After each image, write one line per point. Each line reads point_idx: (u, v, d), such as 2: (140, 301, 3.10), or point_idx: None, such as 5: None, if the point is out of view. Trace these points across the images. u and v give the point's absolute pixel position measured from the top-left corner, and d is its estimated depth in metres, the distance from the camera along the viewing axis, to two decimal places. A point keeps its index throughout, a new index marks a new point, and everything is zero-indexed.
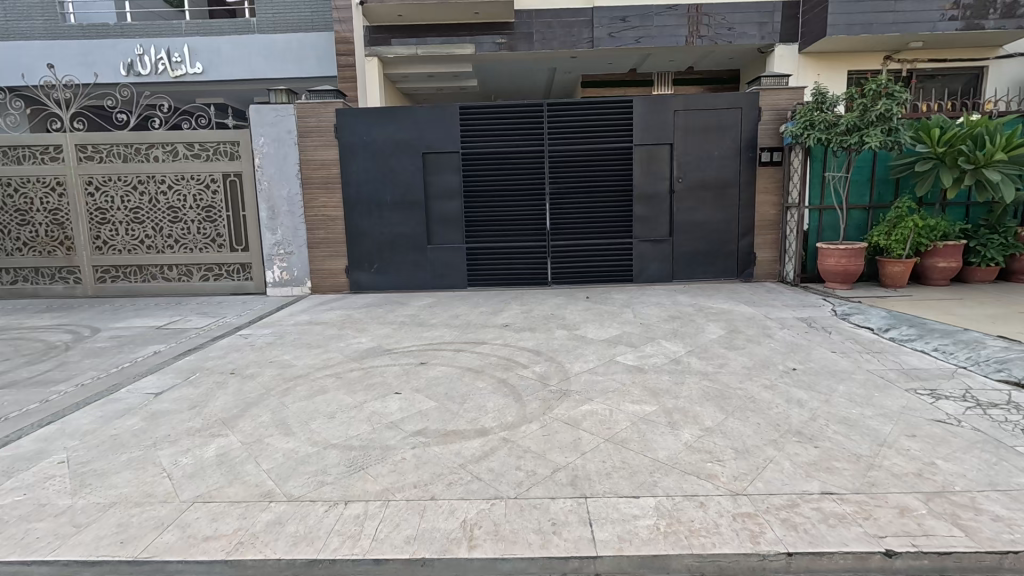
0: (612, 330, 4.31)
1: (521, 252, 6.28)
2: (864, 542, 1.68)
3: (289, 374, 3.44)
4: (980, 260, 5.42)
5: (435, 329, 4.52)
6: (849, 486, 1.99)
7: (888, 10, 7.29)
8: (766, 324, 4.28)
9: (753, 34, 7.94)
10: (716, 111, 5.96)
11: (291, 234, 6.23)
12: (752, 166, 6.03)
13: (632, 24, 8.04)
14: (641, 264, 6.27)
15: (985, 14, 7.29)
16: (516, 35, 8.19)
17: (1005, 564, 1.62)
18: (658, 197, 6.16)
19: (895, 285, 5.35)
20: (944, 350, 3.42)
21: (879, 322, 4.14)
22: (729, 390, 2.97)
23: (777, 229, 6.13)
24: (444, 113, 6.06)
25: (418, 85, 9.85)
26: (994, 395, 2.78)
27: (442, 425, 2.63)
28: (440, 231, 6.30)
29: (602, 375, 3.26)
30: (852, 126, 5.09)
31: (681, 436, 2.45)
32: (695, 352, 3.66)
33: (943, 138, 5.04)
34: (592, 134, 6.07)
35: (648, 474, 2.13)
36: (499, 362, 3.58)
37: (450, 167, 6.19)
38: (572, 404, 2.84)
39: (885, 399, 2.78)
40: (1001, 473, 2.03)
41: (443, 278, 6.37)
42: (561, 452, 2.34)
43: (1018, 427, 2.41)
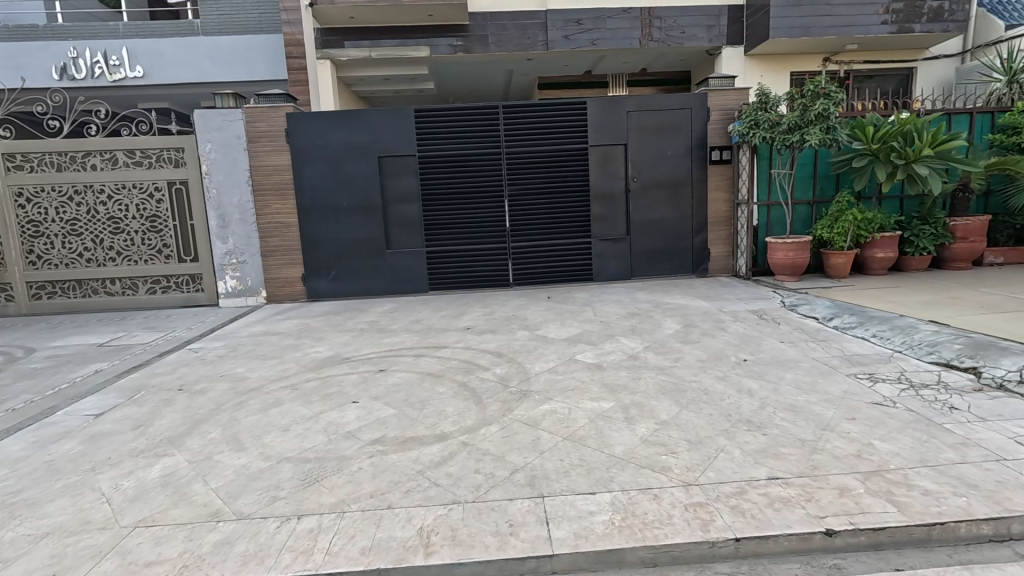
0: (573, 329, 4.36)
1: (482, 254, 6.27)
2: (806, 523, 1.76)
3: (241, 388, 3.33)
4: (914, 250, 5.75)
5: (395, 335, 4.46)
6: (794, 470, 2.08)
7: (826, 14, 7.65)
8: (720, 318, 4.42)
9: (701, 36, 8.21)
10: (668, 111, 6.12)
11: (242, 243, 6.02)
12: (704, 165, 6.22)
13: (586, 26, 8.17)
14: (600, 263, 6.37)
15: (914, 18, 7.74)
16: (471, 38, 8.18)
17: (932, 536, 1.72)
18: (615, 197, 6.27)
19: (838, 276, 5.63)
20: (882, 336, 3.62)
21: (824, 311, 4.33)
22: (684, 383, 3.06)
23: (728, 225, 6.34)
24: (400, 116, 6.00)
25: (374, 88, 9.71)
26: (925, 376, 2.96)
27: (401, 432, 2.61)
28: (399, 235, 6.22)
29: (561, 375, 3.29)
30: (794, 125, 5.32)
31: (637, 431, 2.49)
32: (651, 348, 3.75)
33: (877, 135, 5.33)
34: (548, 135, 6.12)
35: (605, 470, 2.16)
36: (460, 366, 3.57)
37: (408, 171, 6.12)
38: (532, 405, 2.86)
39: (829, 385, 2.91)
40: (930, 450, 2.16)
41: (404, 283, 6.29)
42: (520, 453, 2.35)
43: (946, 405, 2.57)
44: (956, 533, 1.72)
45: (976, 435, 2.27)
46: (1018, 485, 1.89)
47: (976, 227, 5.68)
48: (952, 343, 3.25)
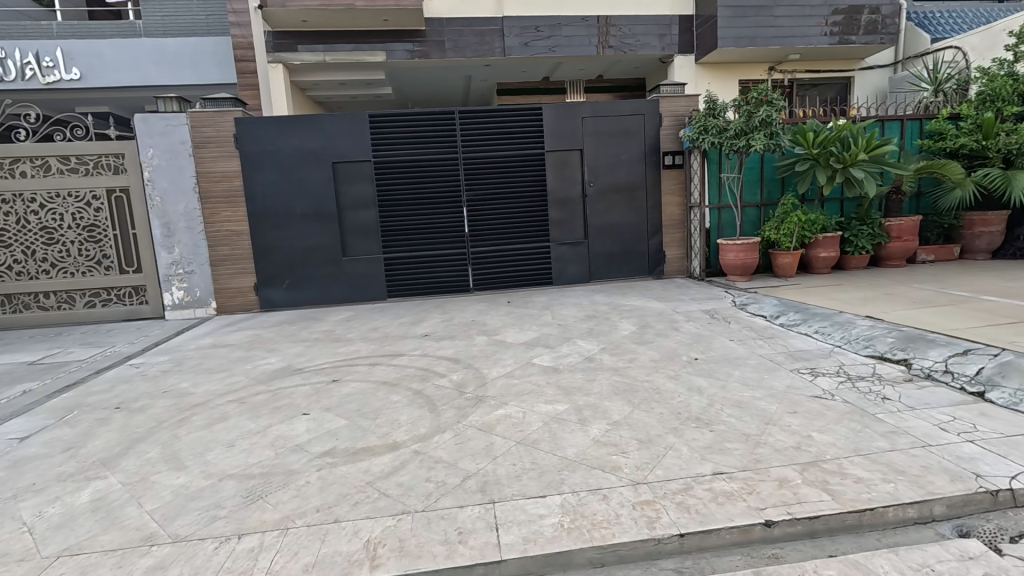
0: (532, 333, 4.38)
1: (440, 259, 6.23)
2: (747, 516, 1.81)
3: (185, 404, 3.19)
4: (854, 249, 6.06)
5: (351, 344, 4.37)
6: (738, 464, 2.14)
7: (770, 25, 7.99)
8: (674, 318, 4.53)
9: (654, 44, 8.46)
10: (622, 117, 6.26)
11: (189, 252, 5.78)
12: (657, 169, 6.39)
13: (543, 33, 8.26)
14: (560, 266, 6.43)
15: (852, 31, 8.17)
16: (428, 43, 8.14)
17: (864, 521, 1.80)
18: (573, 201, 6.36)
19: (786, 275, 5.87)
20: (823, 331, 3.79)
21: (771, 309, 4.51)
22: (637, 383, 3.11)
23: (682, 228, 6.52)
24: (354, 121, 5.91)
25: (330, 93, 9.53)
26: (862, 368, 3.11)
27: (353, 443, 2.54)
28: (355, 242, 6.12)
29: (517, 379, 3.30)
30: (740, 130, 5.53)
31: (590, 432, 2.52)
32: (607, 349, 3.80)
33: (817, 140, 5.58)
34: (505, 140, 6.16)
35: (557, 472, 2.17)
36: (415, 374, 3.52)
37: (363, 177, 6.03)
38: (487, 410, 2.85)
39: (773, 380, 3.03)
40: (864, 440, 2.26)
41: (362, 290, 6.19)
42: (473, 459, 2.33)
43: (879, 396, 2.71)
44: (885, 518, 1.81)
45: (904, 423, 2.40)
46: (940, 469, 2.00)
47: (909, 227, 6.02)
48: (886, 337, 3.43)
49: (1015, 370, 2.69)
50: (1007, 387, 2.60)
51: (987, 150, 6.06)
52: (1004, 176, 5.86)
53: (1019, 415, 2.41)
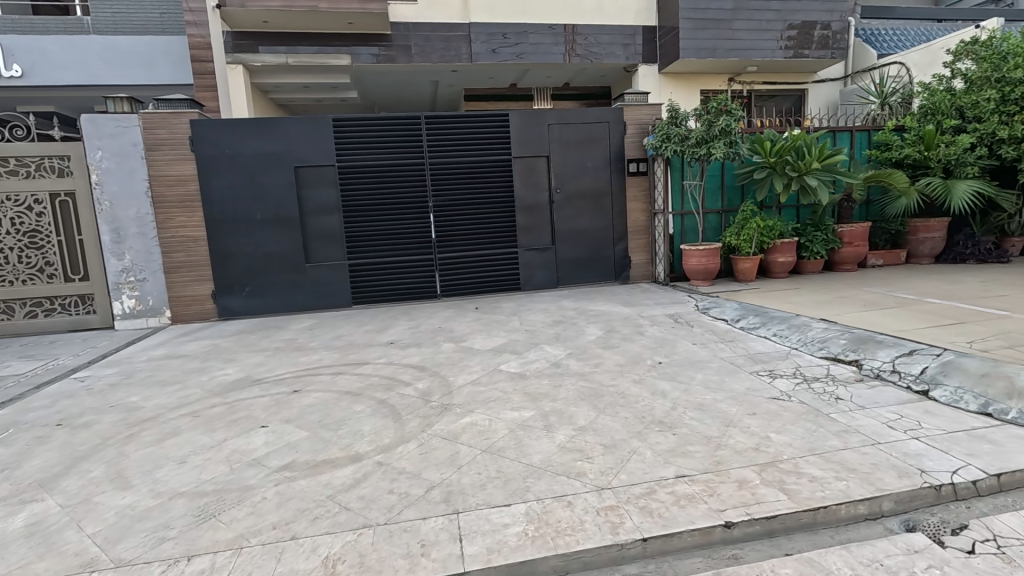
0: (499, 339, 4.37)
1: (407, 265, 6.15)
2: (708, 517, 1.84)
3: (134, 419, 3.03)
4: (810, 254, 6.30)
5: (314, 353, 4.26)
6: (699, 466, 2.18)
7: (729, 37, 8.24)
8: (639, 322, 4.59)
9: (619, 53, 8.63)
10: (588, 124, 6.34)
11: (141, 258, 5.53)
12: (622, 177, 6.50)
13: (511, 40, 8.31)
14: (528, 272, 6.45)
15: (806, 45, 8.52)
16: (394, 47, 8.07)
17: (818, 519, 1.85)
18: (539, 207, 6.39)
19: (746, 279, 6.05)
20: (781, 334, 3.92)
21: (731, 313, 4.63)
22: (603, 388, 3.13)
23: (647, 234, 6.65)
24: (317, 124, 5.79)
25: (292, 96, 9.33)
26: (817, 369, 3.23)
27: (313, 456, 2.47)
28: (319, 248, 5.98)
29: (484, 386, 3.27)
30: (701, 139, 5.68)
31: (556, 438, 2.52)
32: (574, 354, 3.83)
33: (774, 149, 5.78)
34: (472, 146, 6.15)
35: (522, 480, 2.16)
36: (380, 383, 3.45)
37: (327, 181, 5.91)
38: (453, 418, 2.82)
39: (734, 382, 3.10)
40: (818, 439, 2.33)
41: (326, 297, 6.05)
42: (437, 469, 2.29)
43: (833, 396, 2.81)
44: (837, 515, 1.87)
45: (856, 422, 2.50)
46: (888, 466, 2.08)
47: (860, 233, 6.31)
48: (839, 339, 3.57)
49: (956, 369, 2.84)
50: (949, 385, 2.74)
51: (929, 161, 6.42)
52: (945, 185, 6.22)
53: (960, 412, 2.54)
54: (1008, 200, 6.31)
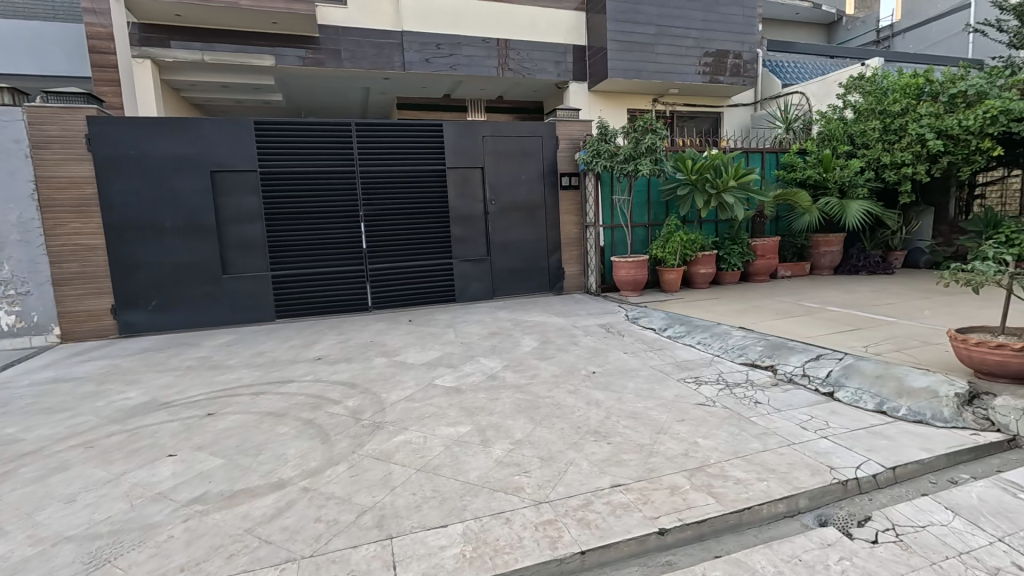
0: (434, 352, 4.27)
1: (335, 277, 5.90)
2: (643, 526, 1.87)
3: (10, 453, 2.64)
4: (728, 266, 6.74)
5: (232, 371, 3.95)
6: (633, 474, 2.22)
7: (652, 60, 8.69)
8: (573, 332, 4.67)
9: (550, 70, 8.87)
10: (521, 137, 6.42)
11: (24, 269, 4.89)
12: (555, 190, 6.64)
13: (444, 51, 8.28)
14: (463, 283, 6.40)
15: (721, 72, 9.17)
16: (322, 51, 7.78)
17: (743, 520, 1.94)
18: (473, 218, 6.37)
19: (671, 290, 6.35)
20: (704, 342, 4.14)
21: (659, 322, 4.84)
22: (539, 400, 3.14)
23: (579, 246, 6.83)
24: (236, 127, 5.44)
25: (208, 96, 8.73)
26: (737, 375, 3.43)
27: (229, 485, 2.26)
28: (238, 258, 5.59)
29: (419, 402, 3.16)
30: (629, 155, 5.93)
31: (492, 453, 2.48)
32: (509, 366, 3.82)
33: (695, 168, 6.14)
34: (405, 156, 6.04)
35: (459, 498, 2.10)
36: (306, 402, 3.24)
37: (247, 188, 5.55)
38: (386, 437, 2.70)
39: (663, 390, 3.22)
40: (741, 443, 2.46)
41: (246, 311, 5.65)
42: (369, 492, 2.17)
43: (752, 400, 3.00)
44: (759, 515, 1.96)
45: (773, 424, 2.67)
46: (803, 465, 2.24)
47: (771, 247, 6.84)
48: (755, 346, 3.82)
49: (855, 371, 3.12)
50: (850, 387, 3.01)
51: (827, 182, 7.11)
52: (841, 205, 6.87)
53: (860, 411, 2.78)
54: (891, 219, 7.11)
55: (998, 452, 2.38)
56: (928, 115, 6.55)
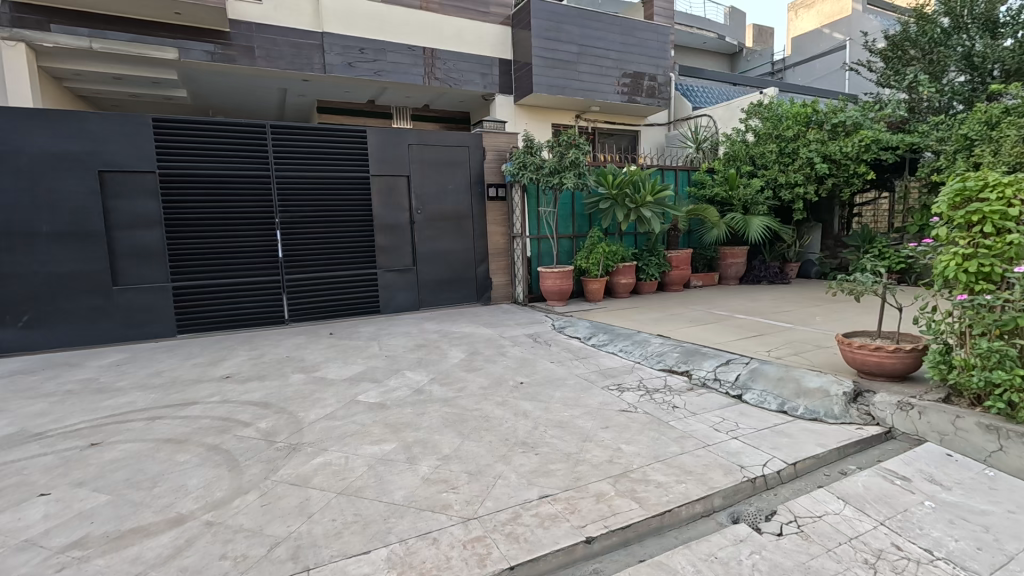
0: (357, 366, 4.09)
1: (248, 288, 5.50)
2: (570, 536, 1.88)
3: None
4: (647, 276, 7.10)
5: (124, 394, 3.53)
6: (561, 484, 2.24)
7: (575, 78, 9.02)
8: (501, 343, 4.67)
9: (477, 81, 8.93)
10: (448, 147, 6.38)
11: None
12: (482, 201, 6.65)
13: (368, 56, 8.06)
14: (388, 294, 6.22)
15: (638, 93, 9.69)
16: (234, 47, 7.30)
17: (665, 523, 2.02)
18: (399, 227, 6.23)
19: (595, 299, 6.56)
20: (626, 349, 4.30)
21: (585, 331, 4.96)
22: (467, 413, 3.09)
23: (506, 256, 6.88)
24: (129, 124, 4.95)
25: (99, 88, 7.89)
26: (656, 381, 3.59)
27: (117, 525, 2.00)
28: (132, 268, 5.06)
29: (340, 420, 3.00)
30: (554, 169, 6.08)
31: (419, 471, 2.40)
32: (437, 379, 3.74)
33: (616, 183, 6.42)
34: (325, 161, 5.79)
35: (383, 521, 2.00)
36: (212, 426, 2.97)
37: (143, 190, 5.04)
38: (303, 459, 2.53)
39: (589, 398, 3.29)
40: (661, 447, 2.57)
41: (141, 326, 5.11)
42: (283, 522, 2.01)
43: (671, 405, 3.14)
44: (678, 517, 2.05)
45: (690, 427, 2.81)
46: (716, 465, 2.37)
47: (684, 258, 7.31)
48: (673, 352, 4.03)
49: (760, 375, 3.38)
50: (756, 389, 3.25)
51: (733, 199, 7.73)
52: (744, 220, 7.50)
53: (765, 411, 3.01)
54: (787, 233, 7.84)
55: (878, 443, 2.66)
56: (815, 142, 7.34)
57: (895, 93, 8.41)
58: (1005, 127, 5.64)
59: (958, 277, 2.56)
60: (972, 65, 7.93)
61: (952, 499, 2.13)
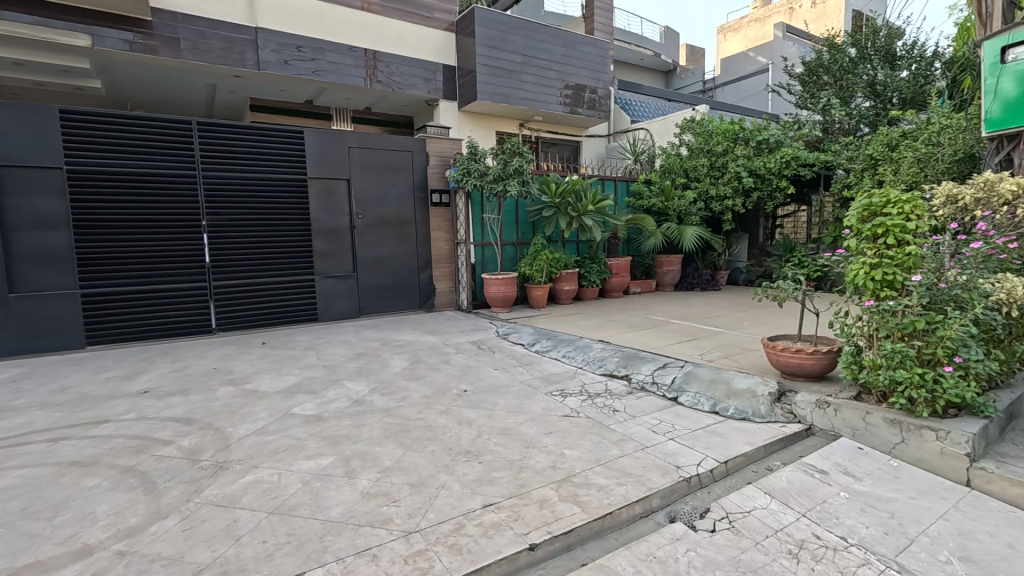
0: (291, 377, 3.90)
1: (171, 295, 5.13)
2: (513, 544, 1.87)
3: None
4: (589, 282, 7.27)
5: (19, 414, 3.16)
6: (504, 492, 2.23)
7: (519, 88, 9.13)
8: (444, 351, 4.62)
9: (420, 86, 8.83)
10: (390, 151, 6.26)
11: None
12: (425, 206, 6.57)
13: (305, 54, 7.78)
14: (326, 301, 5.99)
15: (580, 105, 9.96)
16: (156, 37, 6.81)
17: (606, 525, 2.05)
18: (338, 232, 6.03)
19: (538, 305, 6.64)
20: (568, 355, 4.37)
21: (528, 338, 5.00)
22: (409, 423, 3.02)
23: (450, 262, 6.83)
24: (32, 115, 4.49)
25: None
26: (598, 386, 3.67)
27: (9, 562, 1.78)
28: (33, 273, 4.57)
29: (272, 435, 2.84)
30: (497, 176, 6.12)
31: (358, 485, 2.31)
32: (378, 389, 3.63)
33: (558, 191, 6.55)
34: (258, 161, 5.51)
35: (318, 540, 1.90)
36: (126, 446, 2.72)
37: (48, 188, 4.59)
38: (231, 478, 2.37)
39: (532, 404, 3.31)
40: (602, 450, 2.62)
41: (45, 337, 4.63)
42: (207, 547, 1.87)
43: (612, 409, 3.22)
44: (619, 519, 2.09)
45: (630, 430, 2.89)
46: (654, 466, 2.45)
47: (623, 265, 7.56)
48: (613, 357, 4.14)
49: (693, 378, 3.54)
50: (690, 391, 3.40)
51: (668, 210, 8.10)
52: (679, 230, 7.87)
53: (699, 412, 3.15)
54: (717, 243, 8.30)
55: (799, 439, 2.85)
56: (742, 157, 7.84)
57: (811, 115, 9.14)
58: (903, 149, 6.27)
59: (866, 284, 2.80)
60: (876, 92, 8.77)
61: (863, 489, 2.32)
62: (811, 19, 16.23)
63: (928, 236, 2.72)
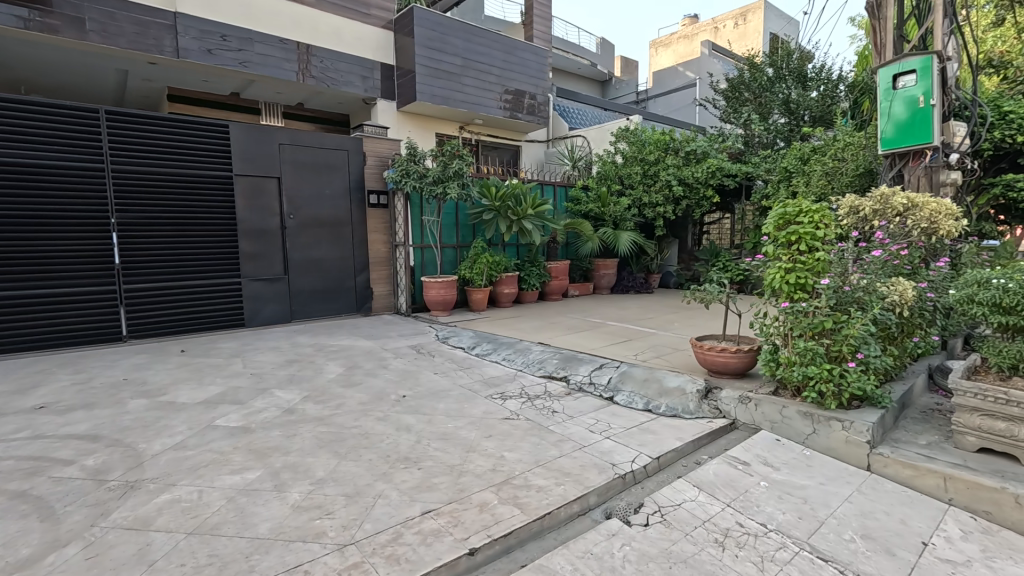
0: (215, 387, 3.65)
1: (73, 299, 4.66)
2: (452, 550, 1.85)
3: None
4: (528, 286, 7.36)
5: None
6: (444, 497, 2.20)
7: (459, 90, 9.09)
8: (382, 356, 4.50)
9: (357, 84, 8.58)
10: (324, 149, 6.03)
11: None
12: (362, 207, 6.38)
13: (231, 44, 7.34)
14: (254, 305, 5.67)
15: (520, 109, 10.06)
16: (57, 16, 6.17)
17: (545, 525, 2.08)
18: (268, 233, 5.73)
19: (479, 308, 6.63)
20: (508, 358, 4.40)
21: (468, 341, 4.98)
22: (344, 431, 2.91)
23: (387, 265, 6.67)
24: None
25: None
26: (537, 387, 3.72)
27: None
28: None
29: (192, 450, 2.65)
30: (437, 178, 6.07)
31: (288, 498, 2.20)
32: (311, 397, 3.47)
33: (498, 195, 6.59)
34: (177, 156, 5.14)
35: (244, 559, 1.79)
36: (17, 469, 2.43)
37: None
38: (144, 499, 2.18)
39: (472, 408, 3.29)
40: (541, 452, 2.65)
41: None
42: None
43: (550, 410, 3.27)
44: (557, 518, 2.12)
45: (568, 431, 2.94)
46: (591, 465, 2.51)
47: (562, 269, 7.72)
48: (552, 359, 4.20)
49: (628, 378, 3.67)
50: (625, 391, 3.52)
51: (604, 215, 8.38)
52: (614, 234, 8.15)
53: (633, 411, 3.27)
54: (650, 247, 8.67)
55: (724, 433, 3.03)
56: (673, 167, 8.23)
57: (734, 129, 9.77)
58: (814, 163, 6.86)
59: (782, 287, 3.01)
60: (790, 110, 9.52)
61: (780, 478, 2.50)
62: (734, 38, 17.38)
63: (834, 243, 2.99)
